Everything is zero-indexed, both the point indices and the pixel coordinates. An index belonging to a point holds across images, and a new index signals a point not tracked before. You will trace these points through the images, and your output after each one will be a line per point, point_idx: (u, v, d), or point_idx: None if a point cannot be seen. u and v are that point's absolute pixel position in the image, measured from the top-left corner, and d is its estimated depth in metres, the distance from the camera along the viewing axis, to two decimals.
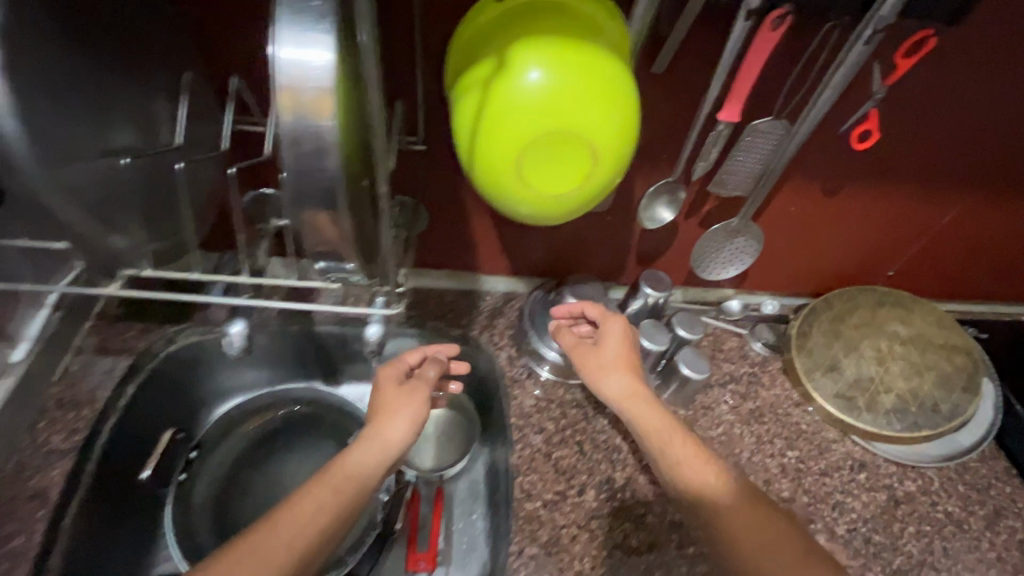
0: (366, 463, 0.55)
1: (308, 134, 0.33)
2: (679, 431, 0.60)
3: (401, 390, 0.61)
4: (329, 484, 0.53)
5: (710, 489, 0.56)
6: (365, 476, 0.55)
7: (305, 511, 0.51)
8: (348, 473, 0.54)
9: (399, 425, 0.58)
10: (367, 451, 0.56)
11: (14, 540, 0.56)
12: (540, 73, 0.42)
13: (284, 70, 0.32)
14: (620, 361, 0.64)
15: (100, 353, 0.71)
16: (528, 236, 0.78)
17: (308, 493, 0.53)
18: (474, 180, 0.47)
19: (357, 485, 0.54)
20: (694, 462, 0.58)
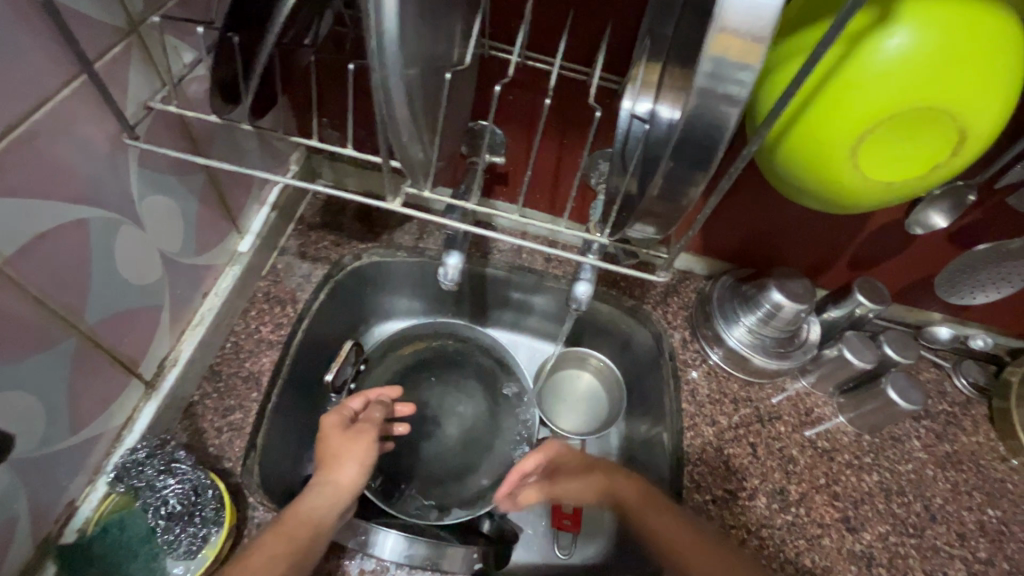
0: (321, 503, 0.52)
1: (720, 88, 0.28)
2: (656, 506, 0.57)
3: (346, 436, 0.57)
4: (280, 534, 0.49)
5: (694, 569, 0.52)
6: (320, 521, 0.51)
7: (257, 563, 0.46)
8: (302, 518, 0.50)
9: (349, 468, 0.56)
10: (320, 494, 0.53)
11: (234, 415, 0.61)
12: (921, 37, 0.34)
13: (732, 8, 0.26)
14: (583, 477, 0.61)
15: (301, 257, 0.74)
16: (735, 216, 0.71)
17: (260, 546, 0.48)
18: (780, 155, 0.42)
19: (310, 528, 0.50)
20: (675, 537, 0.54)
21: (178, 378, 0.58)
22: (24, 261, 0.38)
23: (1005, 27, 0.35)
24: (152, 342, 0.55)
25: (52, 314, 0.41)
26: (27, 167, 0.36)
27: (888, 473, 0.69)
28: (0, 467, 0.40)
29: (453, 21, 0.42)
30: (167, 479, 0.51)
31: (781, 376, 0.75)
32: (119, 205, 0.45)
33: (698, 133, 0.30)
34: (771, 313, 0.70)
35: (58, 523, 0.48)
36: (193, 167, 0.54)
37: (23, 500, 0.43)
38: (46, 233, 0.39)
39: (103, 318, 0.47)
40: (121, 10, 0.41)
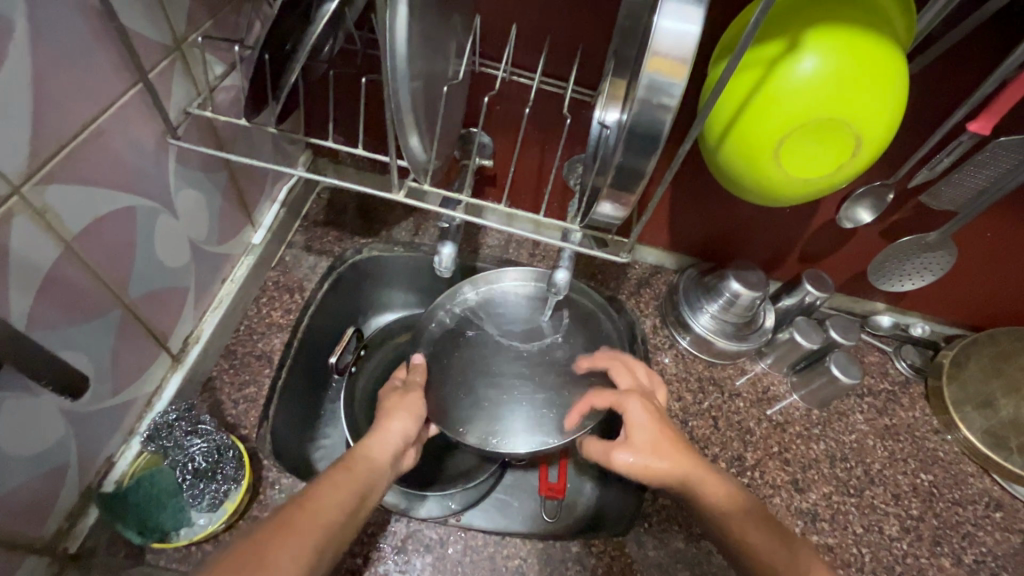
0: (379, 450, 0.56)
1: (655, 98, 0.37)
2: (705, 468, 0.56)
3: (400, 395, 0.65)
4: (350, 467, 0.52)
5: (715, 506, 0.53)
6: (378, 460, 0.55)
7: (335, 488, 0.49)
8: (366, 459, 0.54)
9: (397, 422, 0.61)
10: (380, 441, 0.57)
11: (248, 388, 0.68)
12: (820, 62, 0.43)
13: (662, 38, 0.34)
14: (660, 435, 0.58)
15: (307, 250, 0.81)
16: (698, 214, 0.80)
17: (336, 475, 0.51)
18: (721, 155, 0.51)
19: (372, 468, 0.54)
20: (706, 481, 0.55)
21: (199, 353, 0.64)
22: (84, 240, 0.45)
23: (889, 55, 0.44)
24: (179, 319, 0.61)
25: (104, 287, 0.48)
26: (92, 160, 0.43)
27: (834, 442, 0.77)
28: (59, 416, 0.47)
29: (450, 43, 0.51)
30: (193, 439, 0.58)
31: (741, 359, 0.83)
32: (158, 197, 0.52)
33: (644, 134, 0.38)
34: (731, 301, 0.79)
35: (98, 475, 0.54)
36: (218, 164, 0.62)
37: (72, 450, 0.50)
38: (102, 217, 0.46)
39: (142, 294, 0.53)
40: (170, 31, 0.48)
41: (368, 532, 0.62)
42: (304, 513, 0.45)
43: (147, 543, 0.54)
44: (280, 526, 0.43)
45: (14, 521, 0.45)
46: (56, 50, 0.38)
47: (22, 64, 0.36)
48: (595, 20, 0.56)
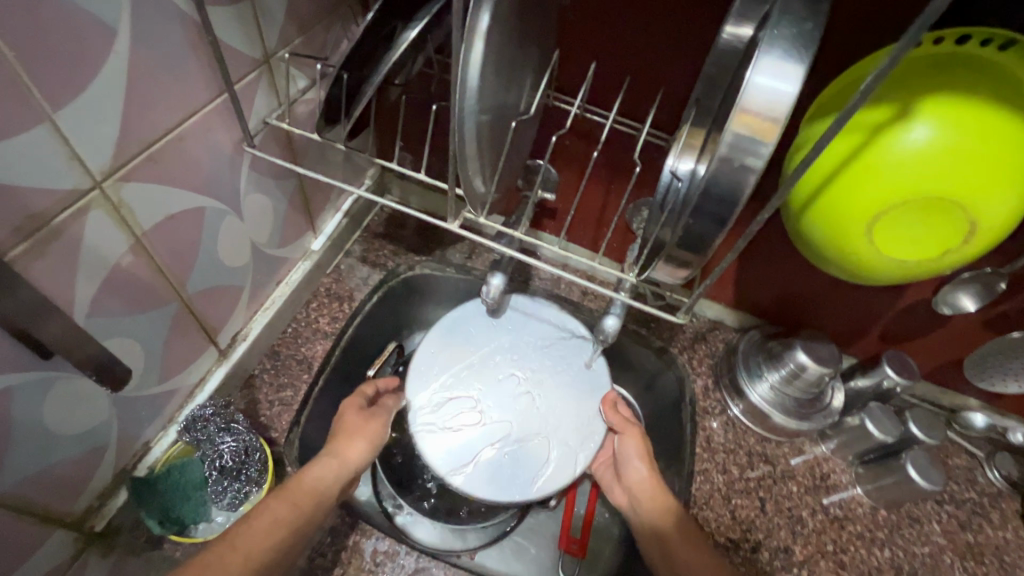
0: (325, 476, 0.55)
1: (738, 157, 0.33)
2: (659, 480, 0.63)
3: (364, 415, 0.62)
4: (287, 498, 0.51)
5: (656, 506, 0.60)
6: (322, 490, 0.54)
7: (262, 522, 0.49)
8: (310, 486, 0.54)
9: (359, 444, 0.59)
10: (326, 466, 0.56)
11: (285, 392, 0.69)
12: (944, 134, 0.38)
13: (752, 95, 0.31)
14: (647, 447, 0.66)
15: (362, 262, 0.83)
16: (769, 275, 0.74)
17: (264, 508, 0.50)
18: (807, 222, 0.46)
19: (316, 499, 0.53)
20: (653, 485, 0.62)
21: (245, 351, 0.66)
22: (154, 235, 0.47)
23: (1021, 132, 0.38)
24: (231, 316, 0.63)
25: (165, 280, 0.50)
26: (173, 162, 0.46)
27: (902, 552, 0.68)
28: (108, 399, 0.49)
29: (526, 79, 0.50)
30: (225, 437, 0.59)
31: (800, 438, 0.76)
32: (229, 200, 0.55)
33: (720, 195, 0.35)
34: (795, 373, 0.72)
35: (135, 458, 0.56)
36: (290, 173, 0.64)
37: (114, 431, 0.51)
38: (174, 214, 0.48)
39: (199, 290, 0.55)
40: (263, 47, 0.51)
41: (376, 560, 0.65)
42: (225, 554, 0.45)
43: (166, 531, 0.56)
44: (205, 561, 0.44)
45: (52, 494, 0.47)
46: (154, 60, 0.40)
47: (121, 70, 0.38)
48: (680, 67, 0.53)
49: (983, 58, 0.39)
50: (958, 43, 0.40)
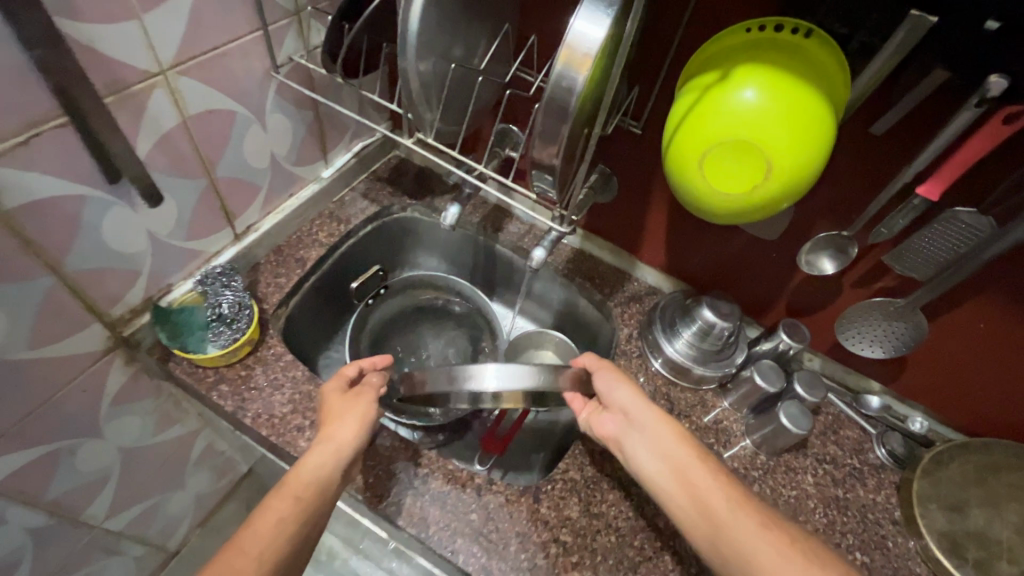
0: (323, 461, 0.62)
1: (565, 81, 0.48)
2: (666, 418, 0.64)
3: (347, 397, 0.68)
4: (288, 494, 0.58)
5: (672, 452, 0.61)
6: (321, 476, 0.61)
7: (269, 520, 0.55)
8: (308, 474, 0.60)
9: (347, 424, 0.65)
10: (322, 451, 0.62)
11: (281, 279, 0.87)
12: (750, 92, 0.51)
13: (573, 36, 0.46)
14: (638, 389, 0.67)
15: (363, 196, 1.00)
16: (693, 242, 0.86)
17: (268, 508, 0.57)
18: (666, 159, 0.59)
19: (315, 484, 0.60)
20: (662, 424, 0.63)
21: (254, 240, 0.85)
22: (194, 121, 0.65)
23: (812, 99, 0.51)
24: (247, 208, 0.82)
25: (199, 159, 0.69)
26: (214, 70, 0.64)
27: (769, 490, 0.77)
28: (143, 238, 0.67)
29: (476, 39, 0.66)
30: (225, 291, 0.77)
31: (703, 389, 0.86)
32: (254, 112, 0.73)
33: (558, 108, 0.49)
34: (705, 329, 0.83)
35: (159, 293, 0.74)
36: (307, 106, 0.82)
37: (147, 265, 0.70)
38: (212, 110, 0.67)
39: (223, 177, 0.74)
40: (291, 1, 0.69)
41: None
42: (240, 555, 0.52)
43: (173, 348, 0.74)
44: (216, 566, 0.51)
45: (98, 298, 0.65)
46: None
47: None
48: None
49: (795, 44, 0.53)
50: (783, 33, 0.53)
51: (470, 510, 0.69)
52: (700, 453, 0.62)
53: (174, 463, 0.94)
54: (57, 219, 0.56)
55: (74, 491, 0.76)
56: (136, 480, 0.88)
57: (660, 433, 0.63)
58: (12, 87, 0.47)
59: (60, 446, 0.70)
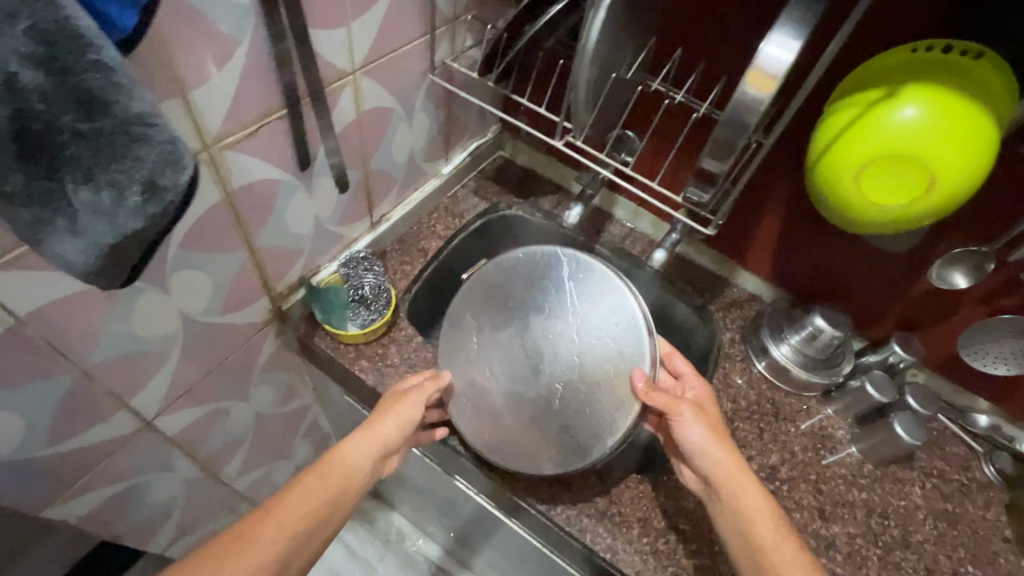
0: (357, 450, 0.64)
1: (748, 100, 0.51)
2: (747, 475, 0.61)
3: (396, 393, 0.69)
4: (320, 475, 0.62)
5: (751, 517, 0.59)
6: (350, 466, 0.63)
7: (296, 494, 0.60)
8: (341, 464, 0.63)
9: (388, 425, 0.66)
10: (358, 441, 0.65)
11: (406, 267, 0.93)
12: (914, 109, 0.54)
13: (763, 59, 0.50)
14: (718, 438, 0.63)
15: (473, 193, 1.05)
16: (805, 253, 0.88)
17: (298, 483, 0.61)
18: (813, 171, 0.62)
19: (343, 471, 0.63)
20: (739, 483, 0.60)
21: (385, 229, 0.91)
22: (365, 117, 0.71)
23: (979, 118, 0.53)
24: (384, 199, 0.88)
25: (361, 152, 0.75)
26: (387, 72, 0.70)
27: (878, 497, 0.79)
28: (311, 222, 0.73)
29: (630, 51, 0.70)
30: (366, 275, 0.82)
31: (807, 395, 0.88)
32: (406, 111, 0.79)
33: (737, 121, 0.53)
34: (813, 334, 0.85)
35: (311, 273, 0.81)
36: (443, 107, 0.88)
37: (308, 247, 0.76)
38: (380, 108, 0.73)
39: (374, 170, 0.80)
40: (452, 11, 0.75)
41: None
42: (259, 527, 0.57)
43: (323, 323, 0.81)
44: (243, 529, 0.56)
45: (272, 274, 0.72)
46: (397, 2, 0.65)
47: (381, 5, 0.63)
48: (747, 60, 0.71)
49: (965, 63, 0.55)
50: (951, 53, 0.56)
51: (594, 493, 0.73)
52: (782, 521, 0.59)
53: (291, 433, 1.01)
54: (261, 200, 0.63)
55: (223, 448, 0.83)
56: (263, 444, 0.95)
57: (734, 493, 0.60)
58: (258, 82, 0.54)
59: (222, 406, 0.77)
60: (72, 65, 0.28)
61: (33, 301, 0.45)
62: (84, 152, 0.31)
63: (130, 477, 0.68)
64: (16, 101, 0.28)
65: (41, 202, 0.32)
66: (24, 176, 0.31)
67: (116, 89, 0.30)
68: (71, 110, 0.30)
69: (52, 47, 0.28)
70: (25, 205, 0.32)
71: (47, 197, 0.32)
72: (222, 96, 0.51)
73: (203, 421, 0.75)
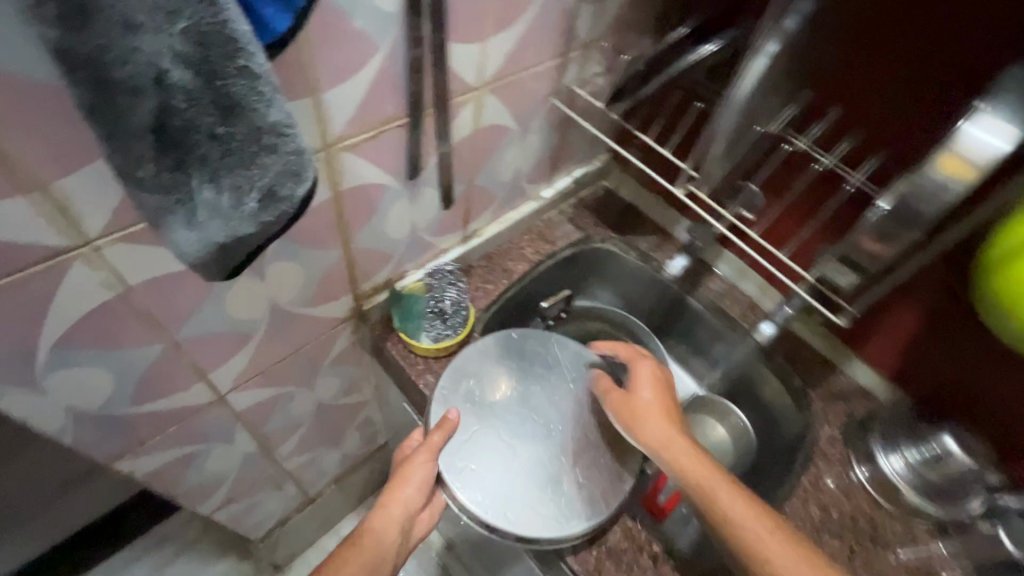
0: (384, 524, 0.61)
1: (933, 185, 0.44)
2: (679, 440, 0.59)
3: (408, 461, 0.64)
4: (360, 546, 0.60)
5: (719, 510, 0.54)
6: (383, 538, 0.61)
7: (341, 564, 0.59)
8: (374, 537, 0.61)
9: (409, 490, 0.62)
10: (384, 518, 0.62)
11: (489, 286, 0.90)
12: None
13: (964, 140, 0.42)
14: (653, 407, 0.63)
15: (570, 220, 1.01)
16: (945, 354, 0.75)
17: (341, 557, 0.60)
18: (989, 269, 0.50)
19: (376, 544, 0.60)
20: (700, 471, 0.57)
21: (475, 244, 0.89)
22: (481, 133, 0.70)
23: None
24: (480, 215, 0.85)
25: (469, 167, 0.73)
26: (511, 90, 0.68)
27: None
28: (407, 229, 0.72)
29: (779, 104, 0.63)
30: (449, 289, 0.81)
31: (916, 523, 0.74)
32: (521, 131, 0.76)
33: (905, 215, 0.47)
34: (940, 457, 0.73)
35: (397, 277, 0.80)
36: (558, 131, 0.85)
37: (400, 252, 0.75)
38: (497, 125, 0.71)
39: (478, 185, 0.78)
40: (589, 36, 0.72)
41: None
42: None
43: (399, 330, 0.79)
44: None
45: (360, 274, 0.72)
46: (537, 23, 0.63)
47: (521, 24, 0.61)
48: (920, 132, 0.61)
49: None
50: None
51: None
52: (757, 506, 0.55)
53: (344, 424, 1.01)
54: (366, 203, 0.62)
55: (281, 430, 0.84)
56: (317, 431, 0.96)
57: (698, 488, 0.56)
58: (388, 88, 0.53)
59: (287, 392, 0.78)
60: (221, 70, 0.28)
61: (145, 272, 0.46)
62: (215, 154, 0.31)
63: (194, 443, 0.70)
64: (163, 97, 0.28)
65: (168, 190, 0.31)
66: (153, 167, 0.30)
67: (257, 98, 0.30)
68: (212, 114, 0.29)
69: (205, 51, 0.27)
70: (153, 190, 0.31)
71: (169, 191, 0.31)
72: (351, 99, 0.51)
73: (268, 402, 0.76)
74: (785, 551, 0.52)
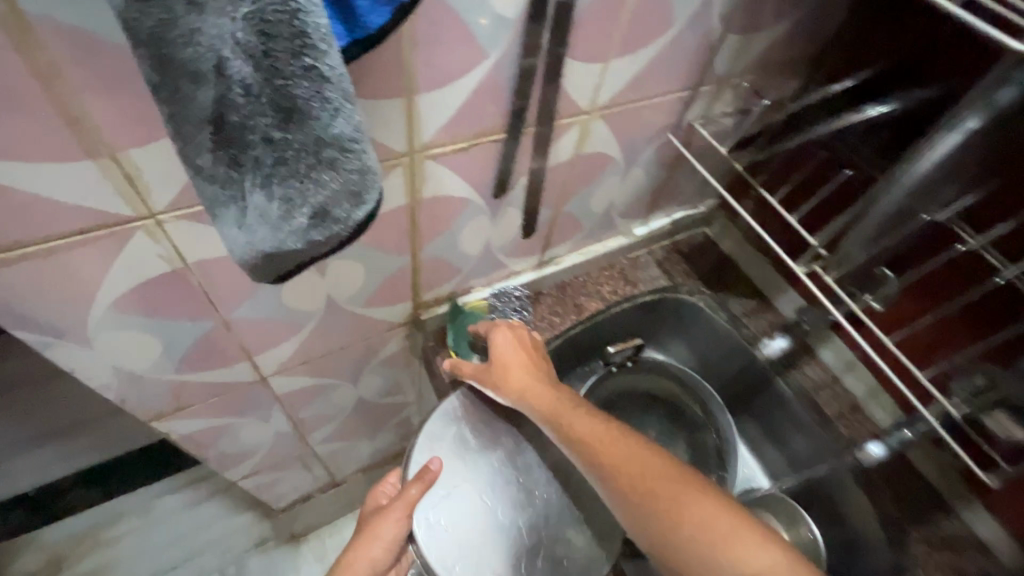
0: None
1: None
2: (595, 421, 0.55)
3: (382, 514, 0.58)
4: None
5: (644, 496, 0.49)
6: None
7: None
8: None
9: (377, 546, 0.58)
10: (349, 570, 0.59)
11: (555, 318, 0.83)
12: None
13: None
14: (523, 360, 0.61)
15: (658, 264, 0.91)
16: None
17: None
18: None
19: None
20: (611, 448, 0.52)
21: (550, 272, 0.83)
22: (581, 161, 0.63)
23: None
24: (562, 243, 0.79)
25: (561, 193, 0.67)
26: (624, 119, 0.61)
27: None
28: (481, 246, 0.67)
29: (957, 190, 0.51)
30: (514, 315, 0.77)
31: None
32: (625, 163, 0.69)
33: None
34: None
35: (462, 291, 0.75)
36: (666, 168, 0.76)
37: (469, 267, 0.70)
38: (601, 153, 0.64)
39: (567, 213, 0.72)
40: (727, 72, 0.63)
41: None
42: None
43: (450, 346, 0.72)
44: None
45: (425, 284, 0.68)
46: (670, 50, 0.55)
47: (651, 49, 0.53)
48: None
49: None
50: None
51: None
52: (667, 465, 0.51)
53: (381, 421, 0.99)
54: (444, 215, 0.58)
55: (317, 417, 0.83)
56: (353, 424, 0.94)
57: (615, 478, 0.50)
58: (488, 100, 0.48)
59: (330, 383, 0.76)
60: (282, 67, 0.24)
61: (202, 253, 0.44)
62: (269, 159, 0.27)
63: (231, 416, 0.69)
64: (221, 88, 0.24)
65: (222, 185, 0.28)
66: (211, 159, 0.27)
67: (322, 105, 0.25)
68: (269, 114, 0.25)
69: (268, 43, 0.23)
70: (211, 182, 0.28)
71: (221, 187, 0.28)
72: (447, 107, 0.46)
73: (309, 390, 0.74)
74: (718, 522, 0.47)
